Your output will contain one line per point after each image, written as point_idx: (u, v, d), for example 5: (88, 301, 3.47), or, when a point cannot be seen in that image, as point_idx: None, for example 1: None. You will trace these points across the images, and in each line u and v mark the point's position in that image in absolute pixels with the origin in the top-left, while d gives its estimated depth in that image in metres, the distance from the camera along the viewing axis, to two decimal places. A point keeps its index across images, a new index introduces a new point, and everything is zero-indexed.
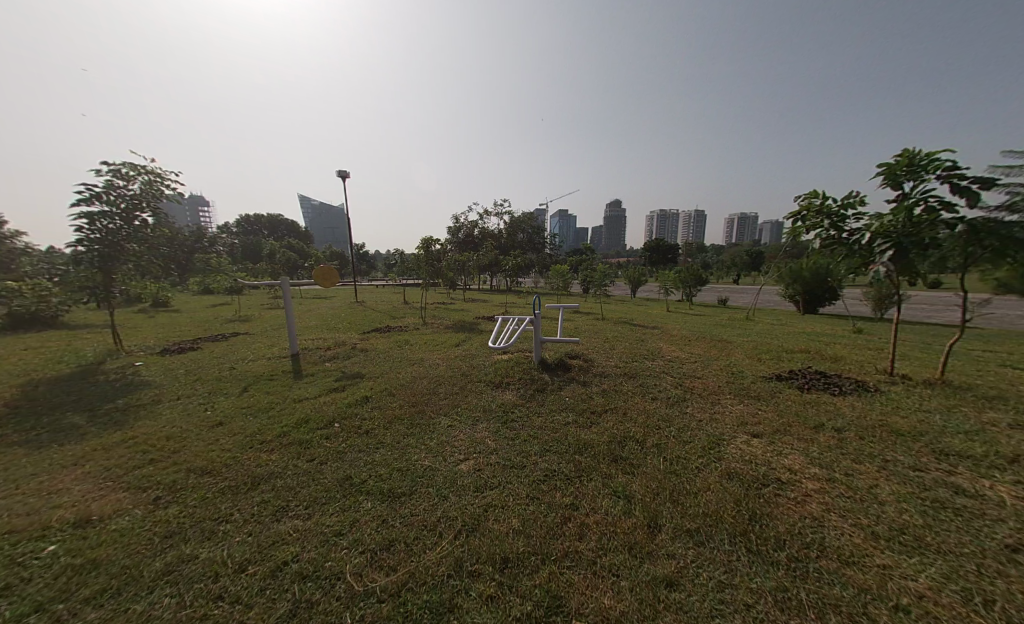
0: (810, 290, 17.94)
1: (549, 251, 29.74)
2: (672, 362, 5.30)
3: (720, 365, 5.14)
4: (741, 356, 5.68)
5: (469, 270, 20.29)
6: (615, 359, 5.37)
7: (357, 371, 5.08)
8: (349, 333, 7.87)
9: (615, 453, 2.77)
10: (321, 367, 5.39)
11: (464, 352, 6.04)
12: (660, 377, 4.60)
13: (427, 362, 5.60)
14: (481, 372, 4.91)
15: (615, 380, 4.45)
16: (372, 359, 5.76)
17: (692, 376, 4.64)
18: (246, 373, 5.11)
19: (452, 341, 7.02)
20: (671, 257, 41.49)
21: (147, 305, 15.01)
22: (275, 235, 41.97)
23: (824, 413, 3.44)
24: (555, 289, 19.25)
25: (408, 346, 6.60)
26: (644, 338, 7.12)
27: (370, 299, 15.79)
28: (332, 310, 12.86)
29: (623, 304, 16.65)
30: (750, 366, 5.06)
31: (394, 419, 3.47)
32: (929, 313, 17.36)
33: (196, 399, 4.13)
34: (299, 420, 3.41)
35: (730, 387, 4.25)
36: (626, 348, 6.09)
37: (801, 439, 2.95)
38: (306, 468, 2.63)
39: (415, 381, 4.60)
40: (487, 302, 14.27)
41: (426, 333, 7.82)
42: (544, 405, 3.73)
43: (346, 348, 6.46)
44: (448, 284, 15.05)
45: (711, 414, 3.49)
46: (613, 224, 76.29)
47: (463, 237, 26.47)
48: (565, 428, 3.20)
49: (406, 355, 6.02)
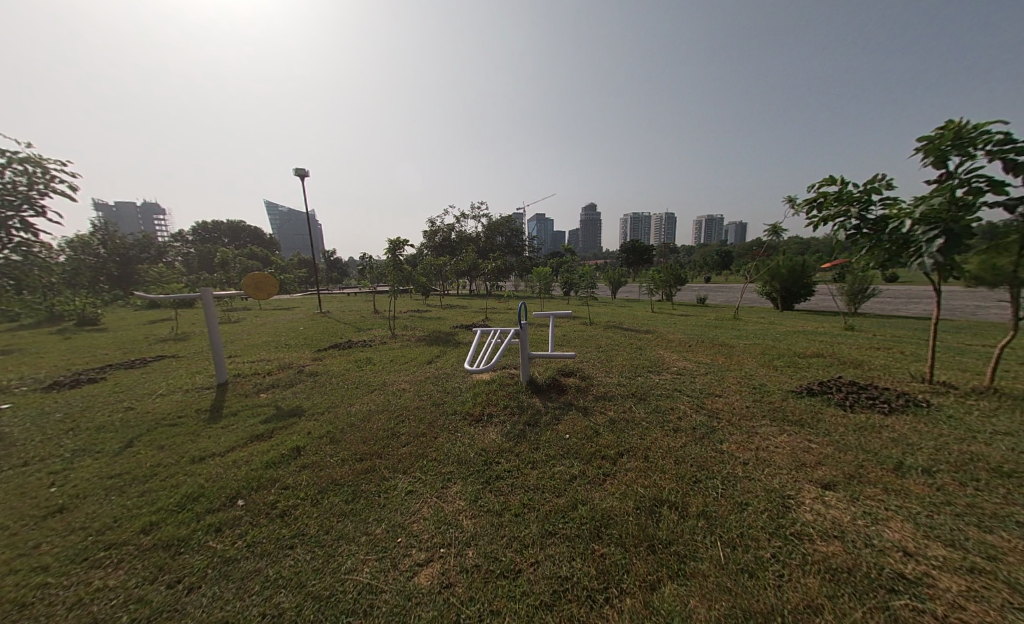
0: (787, 288, 18.03)
1: (528, 253, 29.07)
2: (683, 376, 4.49)
3: (738, 378, 4.38)
4: (755, 366, 4.97)
5: (445, 275, 19.22)
6: (617, 375, 4.52)
7: (296, 407, 3.97)
8: (300, 351, 6.66)
9: (650, 535, 1.87)
10: (252, 401, 4.26)
11: (436, 373, 5.01)
12: (675, 397, 3.78)
13: (389, 388, 4.56)
14: (455, 400, 3.92)
15: (623, 406, 3.58)
16: (321, 387, 4.65)
17: (712, 395, 3.85)
18: (146, 416, 3.89)
19: (423, 357, 5.97)
20: (648, 258, 41.75)
21: (72, 322, 13.05)
22: (235, 243, 39.14)
23: (895, 444, 2.69)
24: (536, 293, 18.49)
25: (370, 367, 5.51)
26: (642, 346, 6.32)
27: (337, 309, 14.47)
28: (290, 322, 11.50)
29: (606, 307, 16.06)
30: (772, 378, 4.35)
31: (329, 486, 2.44)
32: (899, 307, 17.73)
33: (51, 464, 2.94)
34: (183, 499, 2.34)
35: (761, 408, 3.48)
36: (625, 360, 5.27)
37: (892, 491, 2.16)
38: (158, 606, 1.60)
39: (369, 418, 3.56)
40: (464, 309, 13.23)
41: (394, 348, 6.75)
42: (539, 449, 2.81)
43: (290, 372, 5.30)
44: (422, 290, 13.92)
45: (757, 452, 2.67)
46: (589, 227, 77.11)
47: (438, 241, 25.47)
48: (572, 490, 2.28)
49: (364, 379, 4.93)
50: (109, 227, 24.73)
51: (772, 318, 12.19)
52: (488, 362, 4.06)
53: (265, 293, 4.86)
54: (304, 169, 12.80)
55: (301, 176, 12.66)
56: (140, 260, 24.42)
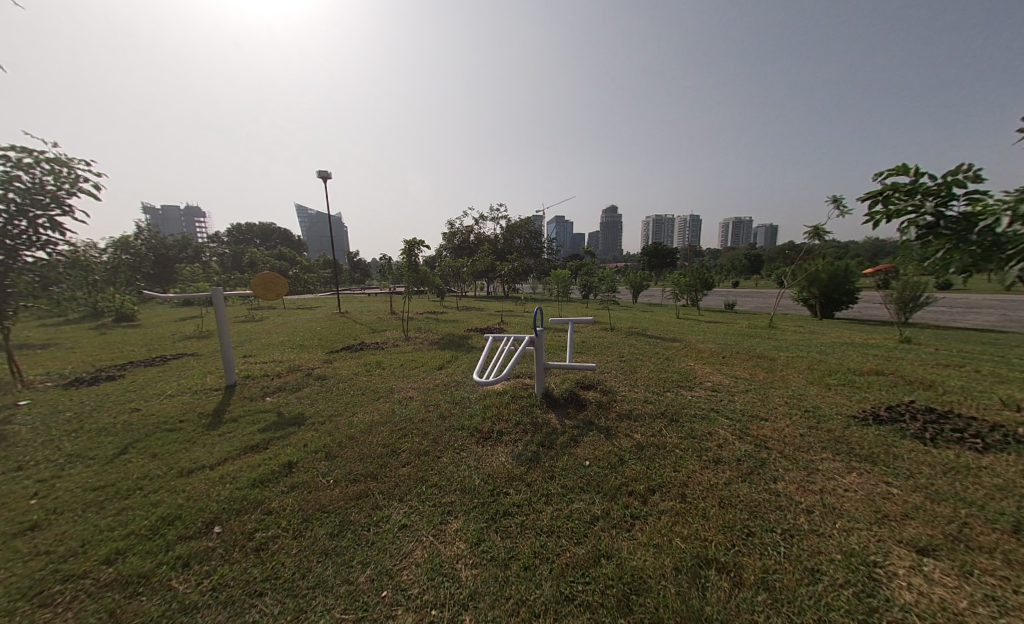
0: (827, 295, 16.80)
1: (547, 256, 28.65)
2: (718, 393, 3.99)
3: (785, 398, 3.84)
4: (803, 384, 4.38)
5: (463, 277, 19.07)
6: (643, 389, 4.06)
7: (297, 414, 3.75)
8: (312, 352, 6.54)
9: (694, 614, 1.47)
10: (255, 406, 4.09)
11: (446, 381, 4.70)
12: (712, 419, 3.30)
13: (395, 396, 4.29)
14: (463, 413, 3.59)
15: (652, 427, 3.14)
16: (326, 393, 4.44)
17: (755, 418, 3.35)
18: (148, 419, 3.77)
19: (434, 363, 5.70)
20: (672, 262, 40.39)
21: (109, 318, 13.68)
22: (265, 244, 40.66)
23: (1004, 494, 2.15)
24: (555, 296, 18.07)
25: (379, 371, 5.29)
26: (670, 357, 5.80)
27: (355, 309, 14.55)
28: (309, 322, 11.58)
29: (628, 311, 15.44)
30: (825, 400, 3.78)
31: (314, 514, 2.16)
32: (955, 317, 16.18)
33: (42, 470, 2.82)
34: (157, 522, 2.12)
35: (818, 437, 2.96)
36: (651, 372, 4.81)
37: (1017, 564, 1.66)
38: None
39: (370, 431, 3.28)
40: (481, 311, 12.97)
41: (406, 352, 6.54)
42: (555, 477, 2.44)
43: (298, 375, 5.14)
44: (439, 291, 13.78)
45: (821, 496, 2.20)
46: (611, 230, 75.89)
47: (458, 243, 25.52)
48: (593, 537, 1.90)
49: (370, 385, 4.69)
50: (150, 228, 26.13)
51: (812, 327, 11.26)
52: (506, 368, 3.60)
53: (275, 295, 4.72)
54: (326, 171, 12.94)
55: (324, 178, 12.79)
56: (177, 260, 25.67)
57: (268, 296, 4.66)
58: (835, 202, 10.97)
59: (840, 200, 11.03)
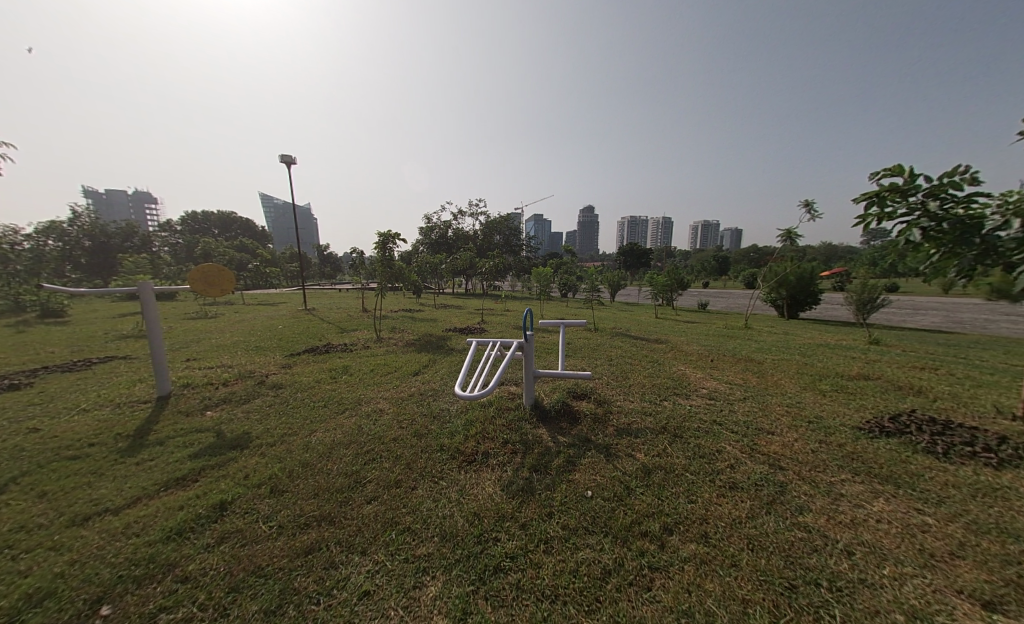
0: (793, 296, 17.45)
1: (526, 253, 28.35)
2: (717, 402, 3.74)
3: (786, 408, 3.63)
4: (799, 390, 4.22)
5: (440, 273, 18.43)
6: (640, 399, 3.74)
7: (241, 434, 3.15)
8: (270, 355, 5.83)
9: None
10: (192, 422, 3.45)
11: (422, 390, 4.20)
12: (717, 434, 3.02)
13: (363, 408, 3.75)
14: (442, 430, 3.12)
15: (655, 445, 2.81)
16: (281, 406, 3.82)
17: (761, 431, 3.09)
18: (47, 442, 3.05)
19: (409, 368, 5.16)
20: (647, 262, 41.20)
21: (33, 313, 12.03)
22: (226, 234, 37.99)
23: None
24: (535, 295, 17.77)
25: (346, 378, 4.71)
26: (660, 361, 5.55)
27: (324, 306, 13.62)
28: (270, 320, 10.64)
29: (609, 311, 15.37)
30: (826, 410, 3.60)
31: (246, 580, 1.65)
32: (907, 319, 17.25)
33: None
34: (17, 600, 1.54)
35: (831, 454, 2.73)
36: (644, 378, 4.52)
37: None
38: None
39: (329, 456, 2.75)
40: (459, 309, 12.44)
41: (377, 354, 5.97)
42: (554, 515, 2.05)
43: (250, 383, 4.47)
44: (415, 288, 13.11)
45: (856, 533, 1.93)
46: (587, 230, 76.82)
47: (435, 238, 24.73)
48: (609, 605, 1.52)
49: (335, 395, 4.11)
50: (90, 214, 23.58)
51: (785, 328, 11.52)
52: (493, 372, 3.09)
53: (219, 291, 4.04)
54: (291, 156, 11.91)
55: (287, 163, 11.75)
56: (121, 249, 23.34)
57: (211, 293, 3.97)
58: (808, 206, 11.22)
59: (812, 204, 11.29)
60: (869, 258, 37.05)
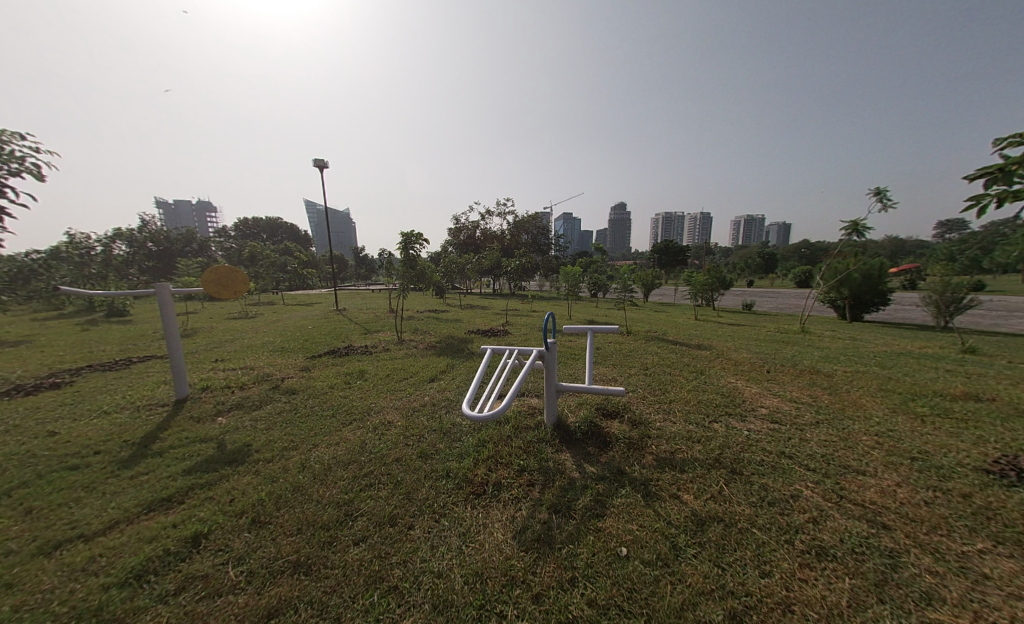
0: (856, 296, 15.63)
1: (556, 252, 27.73)
2: (782, 427, 3.10)
3: (875, 439, 2.91)
4: (886, 414, 3.44)
5: (468, 273, 18.33)
6: (684, 421, 3.16)
7: (241, 447, 2.94)
8: (291, 357, 5.77)
9: None
10: (199, 430, 3.31)
11: (436, 401, 3.85)
12: (788, 473, 2.40)
13: (371, 419, 3.45)
14: (451, 451, 2.73)
15: (707, 484, 2.27)
16: (289, 413, 3.61)
17: (847, 472, 2.43)
18: (59, 448, 3.00)
19: (426, 374, 4.84)
20: (684, 260, 39.11)
21: (99, 312, 13.11)
22: (272, 238, 40.51)
23: None
24: (564, 296, 17.20)
25: (360, 383, 4.48)
26: (705, 371, 4.85)
27: (354, 306, 13.87)
28: (301, 320, 10.87)
29: (643, 312, 14.49)
30: (930, 443, 2.85)
31: None
32: (999, 322, 14.95)
33: None
34: None
35: (954, 510, 2.05)
36: (687, 392, 3.92)
37: None
38: None
39: (323, 478, 2.45)
40: (485, 310, 12.14)
41: (396, 358, 5.74)
42: (576, 583, 1.60)
43: (265, 386, 4.34)
44: (441, 288, 13.00)
45: None
46: (620, 228, 74.49)
47: (464, 239, 24.79)
48: None
49: (345, 403, 3.86)
50: (154, 221, 25.79)
51: (849, 333, 10.18)
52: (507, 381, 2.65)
53: (232, 292, 3.93)
54: (323, 160, 12.15)
55: (320, 168, 12.00)
56: (180, 253, 25.37)
57: (224, 294, 3.86)
58: (878, 194, 9.82)
59: (883, 192, 9.87)
60: (946, 253, 32.88)
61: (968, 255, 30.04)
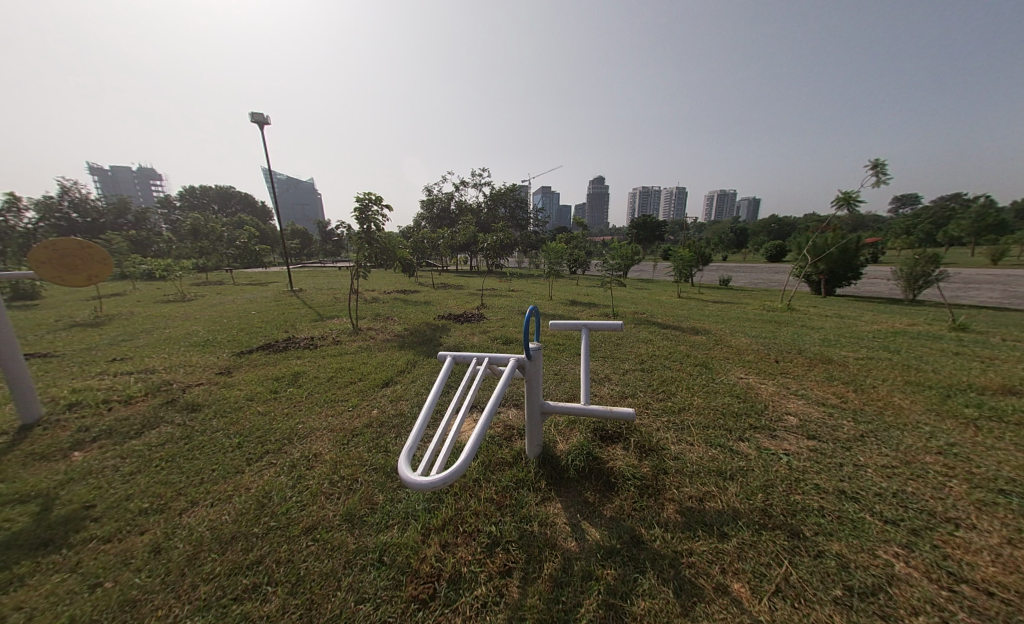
0: (831, 270, 15.68)
1: (534, 227, 26.69)
2: (825, 447, 2.45)
3: (944, 462, 2.29)
4: (934, 419, 2.87)
5: (440, 249, 17.10)
6: (705, 443, 2.44)
7: (76, 511, 1.98)
8: (214, 355, 4.67)
9: None
10: (26, 478, 2.29)
11: (384, 419, 2.93)
12: (864, 532, 1.72)
13: (290, 450, 2.54)
14: (390, 511, 1.89)
15: (765, 561, 1.55)
16: (175, 446, 2.62)
17: (940, 524, 1.78)
18: None
19: (378, 376, 3.90)
20: (661, 234, 38.94)
21: None
22: (225, 211, 37.07)
23: None
24: (543, 273, 16.40)
25: (290, 391, 3.52)
26: (711, 364, 4.17)
27: (314, 287, 12.53)
28: (248, 303, 9.55)
29: (625, 290, 13.95)
30: (1009, 464, 2.27)
31: None
32: (960, 294, 15.44)
33: None
34: None
35: None
36: (698, 396, 3.22)
37: None
38: None
39: (179, 579, 1.56)
40: (459, 290, 11.19)
41: (347, 353, 4.78)
42: None
43: (158, 401, 3.29)
44: (409, 267, 11.88)
45: None
46: (598, 202, 73.35)
47: (437, 212, 23.27)
48: None
49: (260, 425, 2.88)
50: (79, 190, 22.59)
51: (831, 309, 9.96)
52: (473, 398, 1.77)
53: (84, 278, 2.86)
54: (261, 116, 10.36)
55: (261, 125, 10.25)
56: (113, 226, 22.49)
57: (70, 281, 2.80)
58: (873, 167, 9.36)
59: (881, 165, 9.42)
60: (904, 227, 34.31)
61: (922, 229, 31.56)
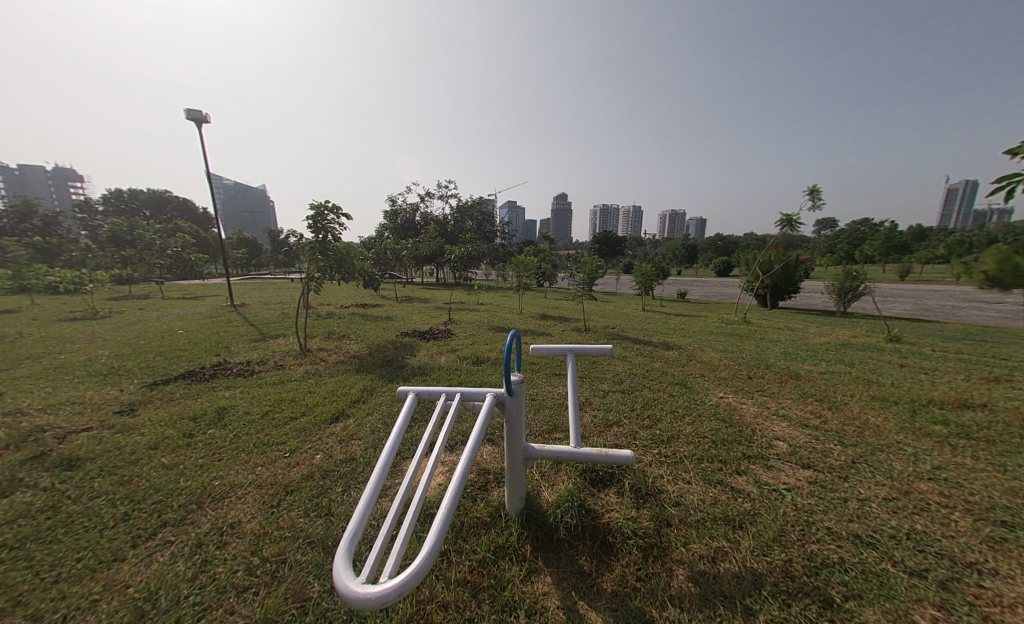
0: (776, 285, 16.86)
1: (501, 241, 26.65)
2: (824, 479, 2.28)
3: (940, 490, 2.19)
4: (915, 440, 2.83)
5: (403, 262, 16.37)
6: (703, 481, 2.19)
7: None
8: (117, 388, 3.82)
9: None
10: None
11: (329, 468, 2.40)
12: (896, 591, 1.50)
13: (198, 520, 1.96)
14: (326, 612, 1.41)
15: None
16: (29, 524, 1.94)
17: (966, 573, 1.60)
18: None
19: (327, 409, 3.32)
20: (622, 249, 40.49)
21: None
22: (159, 218, 33.59)
23: None
24: (510, 287, 16.19)
25: (211, 434, 2.86)
26: (689, 383, 4.02)
27: (260, 301, 11.36)
28: (177, 320, 8.36)
29: (592, 303, 14.03)
30: (999, 490, 2.20)
31: None
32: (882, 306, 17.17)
33: None
34: None
35: None
36: (685, 422, 2.98)
37: None
38: None
39: None
40: (424, 304, 10.62)
41: (291, 380, 4.12)
42: None
43: (20, 457, 2.52)
44: (368, 280, 11.12)
45: None
46: (561, 217, 75.40)
47: (400, 223, 22.50)
48: None
49: (161, 485, 2.24)
50: None
51: (782, 322, 10.54)
52: (444, 447, 1.36)
53: None
54: (198, 113, 9.35)
55: (198, 123, 9.23)
56: (14, 231, 19.45)
57: None
58: (810, 193, 10.19)
59: (815, 191, 10.27)
60: (829, 247, 38.31)
61: (845, 248, 35.37)
